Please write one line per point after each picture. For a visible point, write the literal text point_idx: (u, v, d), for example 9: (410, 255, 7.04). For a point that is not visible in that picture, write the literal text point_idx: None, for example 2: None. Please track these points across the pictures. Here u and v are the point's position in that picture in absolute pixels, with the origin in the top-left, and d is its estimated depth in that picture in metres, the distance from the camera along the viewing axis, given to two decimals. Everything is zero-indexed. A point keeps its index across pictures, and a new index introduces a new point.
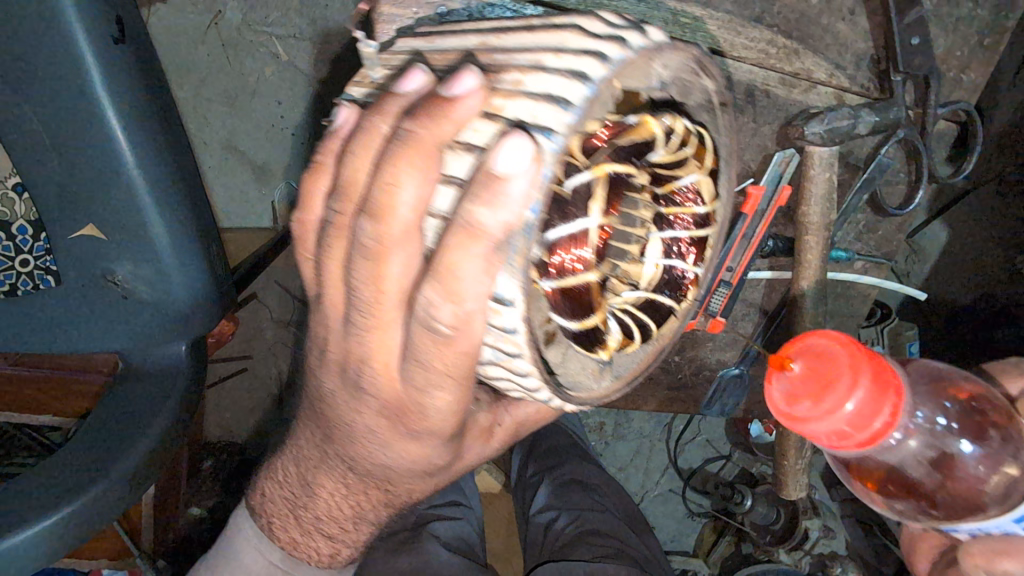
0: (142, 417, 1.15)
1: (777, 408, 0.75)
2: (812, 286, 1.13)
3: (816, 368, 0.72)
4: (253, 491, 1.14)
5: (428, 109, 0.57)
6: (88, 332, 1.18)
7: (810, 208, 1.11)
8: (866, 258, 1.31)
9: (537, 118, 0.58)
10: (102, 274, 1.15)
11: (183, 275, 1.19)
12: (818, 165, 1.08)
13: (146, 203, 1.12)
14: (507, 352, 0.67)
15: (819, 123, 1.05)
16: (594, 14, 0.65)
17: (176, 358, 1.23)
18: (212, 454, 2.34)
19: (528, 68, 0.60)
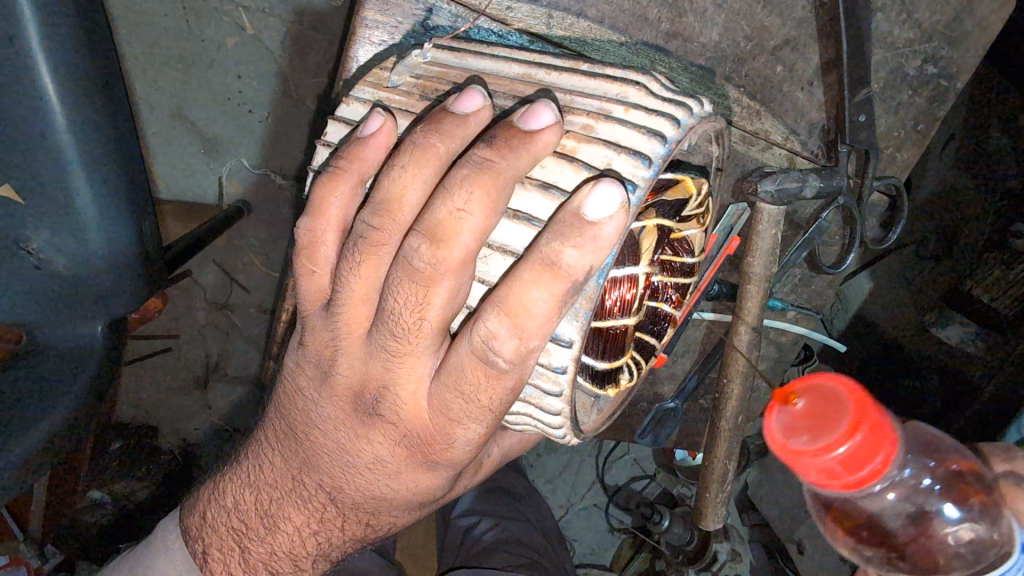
0: (44, 396, 1.07)
1: (773, 438, 0.73)
2: (751, 335, 1.14)
3: (802, 406, 0.73)
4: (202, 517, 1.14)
5: (512, 140, 0.68)
6: None
7: (755, 259, 1.11)
8: (798, 310, 1.41)
9: (612, 164, 0.73)
10: (13, 242, 1.07)
11: (108, 251, 1.09)
12: (767, 221, 1.08)
13: (73, 171, 1.02)
14: (544, 390, 0.81)
15: (772, 181, 1.01)
16: (653, 77, 0.81)
17: (88, 340, 1.13)
18: (121, 436, 2.19)
19: (597, 116, 0.76)
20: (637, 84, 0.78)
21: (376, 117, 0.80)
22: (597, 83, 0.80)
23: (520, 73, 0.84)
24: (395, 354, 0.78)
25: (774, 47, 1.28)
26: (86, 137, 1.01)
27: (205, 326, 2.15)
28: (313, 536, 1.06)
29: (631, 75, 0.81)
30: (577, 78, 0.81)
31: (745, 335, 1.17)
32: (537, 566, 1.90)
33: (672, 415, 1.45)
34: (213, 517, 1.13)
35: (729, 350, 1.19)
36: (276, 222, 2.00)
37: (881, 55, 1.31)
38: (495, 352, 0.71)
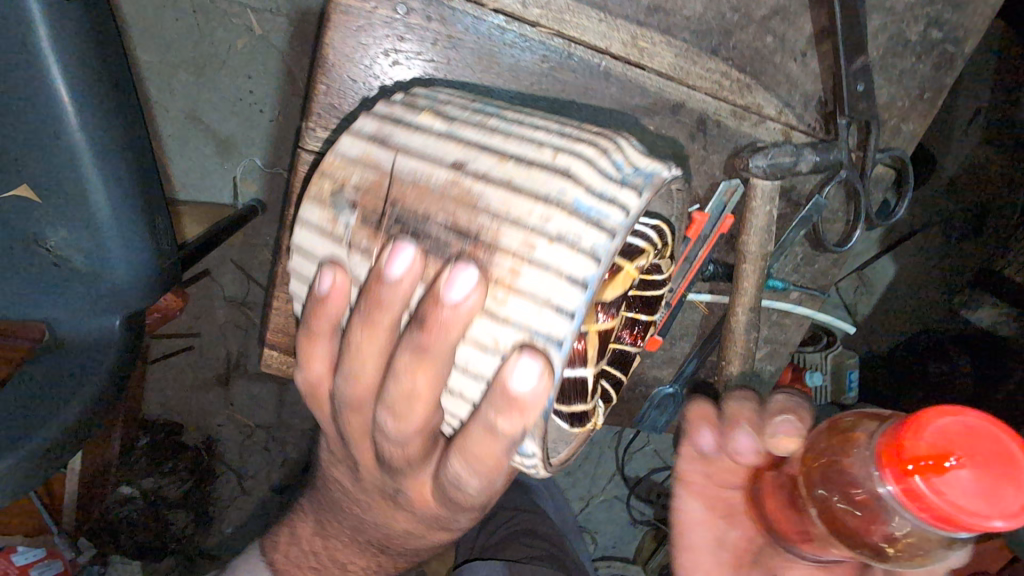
0: (66, 386, 1.08)
1: (987, 502, 0.64)
2: (750, 312, 1.20)
3: (964, 446, 0.66)
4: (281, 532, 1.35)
5: (438, 329, 0.74)
6: (15, 296, 1.14)
7: (749, 236, 1.18)
8: (800, 290, 1.35)
9: (540, 308, 0.76)
10: (32, 239, 1.11)
11: (124, 249, 1.13)
12: (761, 197, 1.15)
13: (85, 168, 1.06)
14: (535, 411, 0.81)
15: (764, 157, 1.12)
16: (575, 163, 0.80)
17: (108, 334, 1.17)
18: (149, 432, 2.25)
19: (522, 247, 0.77)
20: (559, 199, 0.77)
21: (326, 273, 0.83)
22: (521, 197, 0.79)
23: (449, 178, 0.83)
24: (393, 455, 0.91)
25: (763, 17, 1.25)
26: (98, 137, 1.05)
27: (225, 324, 2.21)
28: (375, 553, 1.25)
29: (598, 139, 0.85)
30: (502, 189, 0.80)
31: (743, 313, 1.22)
32: (554, 559, 1.88)
33: (671, 400, 1.47)
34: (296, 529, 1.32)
35: (727, 331, 1.25)
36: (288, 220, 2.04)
37: (883, 20, 1.25)
38: (474, 462, 0.85)
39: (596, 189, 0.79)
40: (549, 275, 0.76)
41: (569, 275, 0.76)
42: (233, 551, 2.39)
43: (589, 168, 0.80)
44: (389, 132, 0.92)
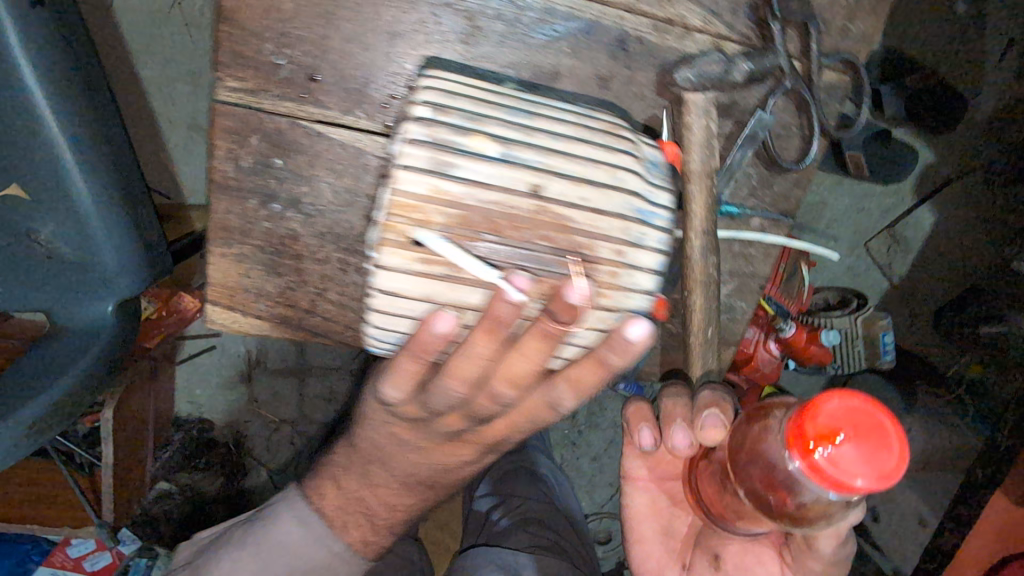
0: (60, 365, 1.18)
1: (870, 469, 0.78)
2: (704, 237, 1.16)
3: (848, 423, 0.80)
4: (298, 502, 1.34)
5: (565, 320, 0.85)
6: (13, 287, 1.24)
7: (692, 154, 1.15)
8: (760, 213, 1.31)
9: (637, 261, 0.96)
10: (27, 234, 1.20)
11: (111, 240, 1.20)
12: (694, 112, 1.15)
13: (67, 164, 1.13)
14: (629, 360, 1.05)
15: (689, 69, 1.17)
16: (619, 167, 0.98)
17: (103, 318, 1.24)
18: (180, 429, 2.41)
19: (614, 246, 0.94)
20: (631, 199, 0.96)
21: (443, 316, 0.88)
22: (603, 217, 0.94)
23: (530, 207, 0.91)
24: (486, 410, 1.01)
25: None
26: (77, 132, 1.12)
27: None
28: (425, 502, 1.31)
29: (620, 141, 1.01)
30: (586, 213, 0.93)
31: (699, 237, 1.17)
32: (560, 550, 1.86)
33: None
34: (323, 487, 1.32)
35: (685, 259, 1.20)
36: None
37: None
38: (562, 407, 1.01)
39: (642, 185, 0.99)
40: (636, 268, 0.96)
41: (644, 284, 0.97)
42: None
43: (627, 166, 0.99)
44: (451, 161, 0.89)
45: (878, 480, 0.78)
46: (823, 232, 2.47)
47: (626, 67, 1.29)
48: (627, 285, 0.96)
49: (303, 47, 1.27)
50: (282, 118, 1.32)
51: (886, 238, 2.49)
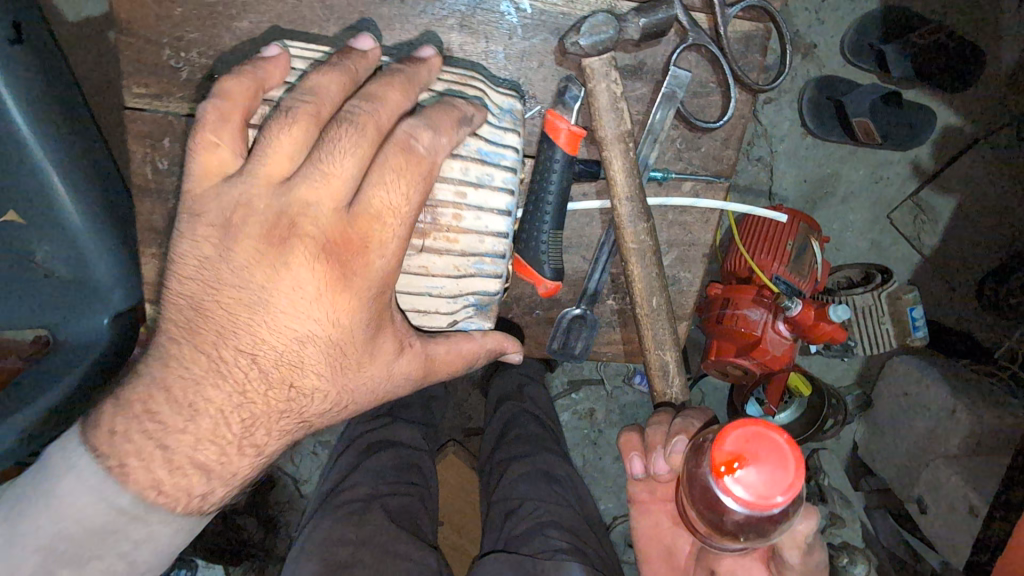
0: (52, 378, 1.26)
1: (774, 488, 0.92)
2: (637, 203, 1.24)
3: (751, 450, 0.94)
4: (109, 405, 1.00)
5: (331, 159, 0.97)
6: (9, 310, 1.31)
7: (603, 122, 1.22)
8: (689, 176, 1.40)
9: (487, 201, 1.11)
10: (26, 258, 1.29)
11: (101, 256, 1.31)
12: (596, 76, 1.21)
13: (58, 189, 1.24)
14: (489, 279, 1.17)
15: (579, 32, 1.15)
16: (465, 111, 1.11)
17: (98, 332, 1.34)
18: None
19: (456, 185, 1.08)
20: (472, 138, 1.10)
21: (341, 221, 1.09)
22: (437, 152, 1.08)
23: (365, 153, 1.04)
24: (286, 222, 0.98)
25: None
26: (61, 158, 1.22)
27: None
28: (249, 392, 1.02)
29: (466, 91, 1.15)
30: None
31: (627, 204, 1.25)
32: (581, 552, 1.75)
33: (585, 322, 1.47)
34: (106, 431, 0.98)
35: (618, 228, 1.27)
36: None
37: None
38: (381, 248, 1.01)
39: (492, 130, 1.13)
40: (482, 213, 1.11)
41: (491, 225, 1.12)
42: None
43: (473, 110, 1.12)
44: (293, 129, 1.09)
45: (783, 493, 0.92)
46: (837, 207, 2.33)
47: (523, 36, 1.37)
48: (467, 218, 1.10)
49: (199, 49, 1.32)
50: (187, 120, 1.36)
51: (910, 207, 2.31)
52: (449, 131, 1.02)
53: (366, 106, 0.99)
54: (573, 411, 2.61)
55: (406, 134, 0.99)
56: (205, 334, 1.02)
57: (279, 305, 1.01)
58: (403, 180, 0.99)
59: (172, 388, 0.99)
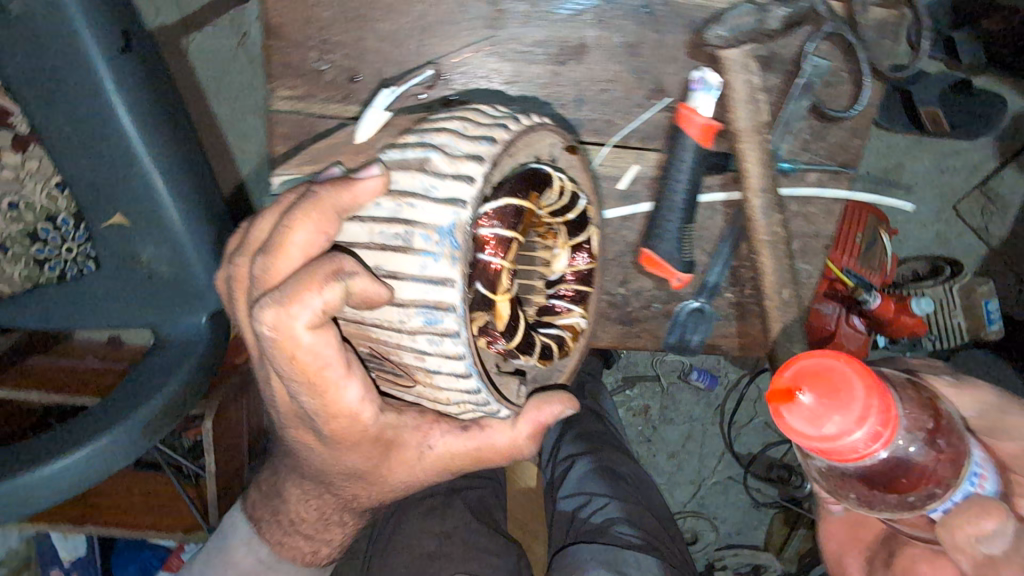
0: (162, 374, 1.30)
1: (812, 437, 0.84)
2: (765, 195, 1.28)
3: (811, 381, 0.84)
4: (268, 471, 1.29)
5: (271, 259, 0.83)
6: (111, 310, 1.35)
7: (737, 113, 1.25)
8: (815, 168, 1.44)
9: (421, 314, 0.81)
10: (130, 257, 1.33)
11: (200, 256, 1.35)
12: (736, 67, 1.24)
13: (160, 190, 1.28)
14: (469, 395, 0.88)
15: (722, 25, 1.31)
16: (410, 198, 0.82)
17: (197, 328, 1.38)
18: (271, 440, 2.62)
19: (396, 301, 0.82)
20: (396, 246, 0.81)
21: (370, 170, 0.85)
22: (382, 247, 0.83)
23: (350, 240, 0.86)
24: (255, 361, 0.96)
25: None
26: (166, 162, 1.27)
27: None
28: (311, 505, 1.22)
29: (415, 162, 0.83)
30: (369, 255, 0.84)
31: (760, 195, 1.29)
32: (656, 549, 1.79)
33: (696, 315, 1.55)
34: (252, 495, 1.32)
35: (749, 221, 1.32)
36: None
37: None
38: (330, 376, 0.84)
39: (431, 280, 0.79)
40: (422, 333, 0.82)
41: (444, 354, 0.82)
42: None
43: (401, 255, 0.81)
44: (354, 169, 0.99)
45: (818, 445, 0.84)
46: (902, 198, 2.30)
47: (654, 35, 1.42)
48: (440, 380, 0.86)
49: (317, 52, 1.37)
50: (297, 119, 1.40)
51: (977, 199, 2.28)
52: (322, 293, 0.76)
53: (257, 272, 0.85)
54: (628, 407, 2.61)
55: (257, 325, 0.79)
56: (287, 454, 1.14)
57: (300, 448, 1.04)
58: (294, 372, 0.82)
59: (276, 490, 1.26)
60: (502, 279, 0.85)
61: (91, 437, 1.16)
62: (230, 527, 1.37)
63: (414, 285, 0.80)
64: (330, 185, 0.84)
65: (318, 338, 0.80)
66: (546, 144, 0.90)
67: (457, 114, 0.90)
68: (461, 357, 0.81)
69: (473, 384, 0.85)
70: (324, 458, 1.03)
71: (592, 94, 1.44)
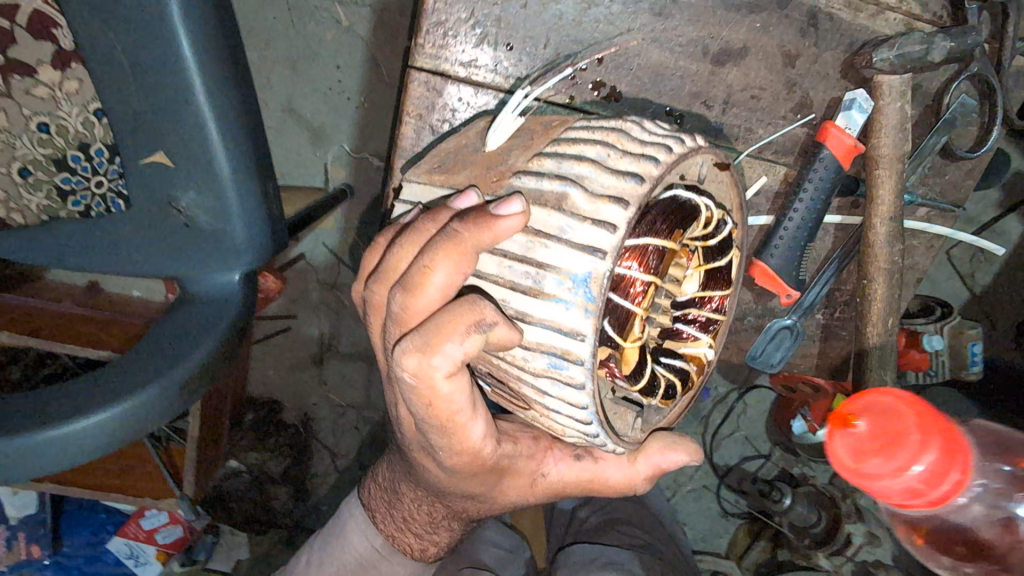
0: (196, 333, 1.22)
1: (847, 462, 1.01)
2: (886, 222, 1.33)
3: (868, 422, 1.00)
4: (383, 471, 1.62)
5: (410, 289, 0.89)
6: (141, 256, 1.27)
7: (882, 139, 1.31)
8: (931, 203, 1.44)
9: (551, 345, 0.91)
10: (167, 202, 1.23)
11: (241, 211, 1.24)
12: (888, 93, 1.29)
13: (210, 131, 1.17)
14: (583, 425, 0.97)
15: (890, 49, 1.27)
16: (549, 243, 0.88)
17: (231, 287, 1.30)
18: (253, 408, 2.52)
19: (529, 340, 0.92)
20: (531, 292, 0.90)
21: (509, 201, 0.86)
22: (519, 283, 0.91)
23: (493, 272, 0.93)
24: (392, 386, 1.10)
25: None
26: (222, 104, 1.16)
27: (318, 306, 2.40)
28: (422, 507, 1.51)
29: (566, 191, 0.89)
30: (504, 289, 0.93)
31: (884, 224, 1.35)
32: (656, 550, 1.82)
33: (789, 333, 1.51)
34: (371, 491, 1.64)
35: (868, 246, 1.38)
36: (378, 204, 2.20)
37: None
38: (458, 405, 0.98)
39: (560, 329, 0.88)
40: (552, 365, 0.92)
41: (566, 392, 0.93)
42: None
43: (534, 300, 0.90)
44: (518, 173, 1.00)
45: (850, 471, 1.01)
46: None
47: (813, 45, 1.37)
48: (559, 414, 0.98)
49: None
50: None
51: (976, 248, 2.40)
52: (463, 344, 0.87)
53: (395, 310, 0.92)
54: None
55: (399, 370, 0.91)
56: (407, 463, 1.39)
57: (425, 462, 1.26)
58: (430, 413, 0.97)
59: (397, 493, 1.55)
60: (633, 324, 0.93)
61: (125, 394, 1.08)
62: (345, 516, 1.72)
63: (542, 330, 0.90)
64: (470, 224, 0.86)
65: (454, 386, 0.94)
66: (694, 168, 0.98)
67: (606, 133, 0.95)
68: (581, 402, 0.93)
69: (590, 426, 0.96)
70: (443, 481, 1.28)
71: (740, 99, 1.40)
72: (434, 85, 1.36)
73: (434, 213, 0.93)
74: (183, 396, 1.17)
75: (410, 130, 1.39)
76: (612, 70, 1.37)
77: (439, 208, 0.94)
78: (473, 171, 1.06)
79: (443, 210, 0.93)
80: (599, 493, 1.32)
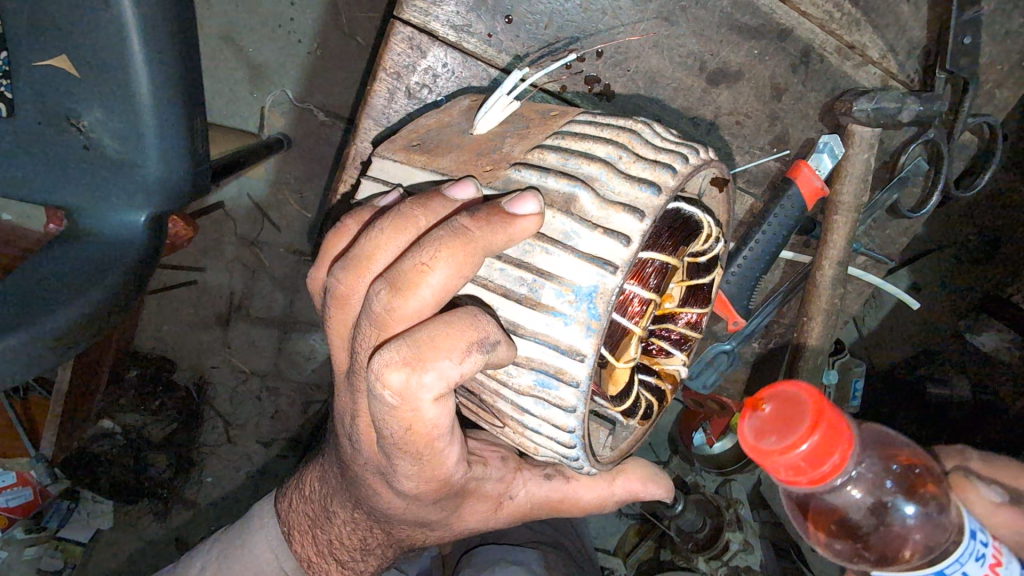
0: (80, 280, 1.04)
1: (744, 441, 0.81)
2: (836, 263, 1.39)
3: (778, 406, 0.80)
4: (298, 489, 1.54)
5: (396, 295, 0.79)
6: (23, 175, 1.10)
7: (844, 186, 1.37)
8: (868, 254, 1.56)
9: (544, 360, 0.86)
10: (65, 116, 1.07)
11: (158, 145, 1.07)
12: (859, 143, 1.35)
13: (132, 42, 1.00)
14: (564, 454, 0.94)
15: (869, 101, 1.33)
16: (559, 246, 0.83)
17: (131, 231, 1.10)
18: (137, 364, 2.24)
19: (523, 357, 0.88)
20: (530, 301, 0.85)
21: (527, 199, 0.81)
22: (518, 289, 0.85)
23: (487, 276, 0.87)
24: (349, 391, 1.00)
25: None
26: (148, 14, 0.99)
27: (231, 262, 2.19)
28: (356, 534, 1.43)
29: (575, 194, 0.85)
30: (498, 295, 0.87)
31: (831, 267, 1.41)
32: (559, 548, 1.83)
33: (724, 357, 1.55)
34: (292, 504, 1.54)
35: (811, 287, 1.44)
36: (314, 161, 2.05)
37: None
38: (439, 431, 0.90)
39: (557, 346, 0.84)
40: (539, 383, 0.88)
41: (555, 415, 0.89)
42: (214, 502, 2.34)
43: (530, 310, 0.85)
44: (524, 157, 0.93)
45: (744, 449, 0.80)
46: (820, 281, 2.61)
47: (801, 83, 1.44)
48: (536, 433, 0.94)
49: None
50: None
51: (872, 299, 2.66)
52: (461, 364, 0.79)
53: (378, 309, 0.80)
54: None
55: (379, 387, 0.80)
56: (350, 485, 1.31)
57: (375, 487, 1.20)
58: (408, 437, 0.88)
59: (324, 504, 1.45)
60: (627, 344, 0.95)
61: None
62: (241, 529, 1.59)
63: (534, 345, 0.86)
64: (482, 222, 0.79)
65: (439, 411, 0.86)
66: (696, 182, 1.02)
67: (615, 133, 0.92)
68: (561, 423, 0.89)
69: (571, 451, 0.93)
70: (394, 509, 1.23)
71: (726, 121, 1.45)
72: (418, 44, 1.37)
73: (425, 200, 0.85)
74: (53, 344, 1.01)
75: (384, 88, 1.38)
76: (609, 66, 1.41)
77: (432, 196, 0.86)
78: (458, 154, 1.01)
79: (436, 199, 0.85)
80: (535, 510, 1.29)
